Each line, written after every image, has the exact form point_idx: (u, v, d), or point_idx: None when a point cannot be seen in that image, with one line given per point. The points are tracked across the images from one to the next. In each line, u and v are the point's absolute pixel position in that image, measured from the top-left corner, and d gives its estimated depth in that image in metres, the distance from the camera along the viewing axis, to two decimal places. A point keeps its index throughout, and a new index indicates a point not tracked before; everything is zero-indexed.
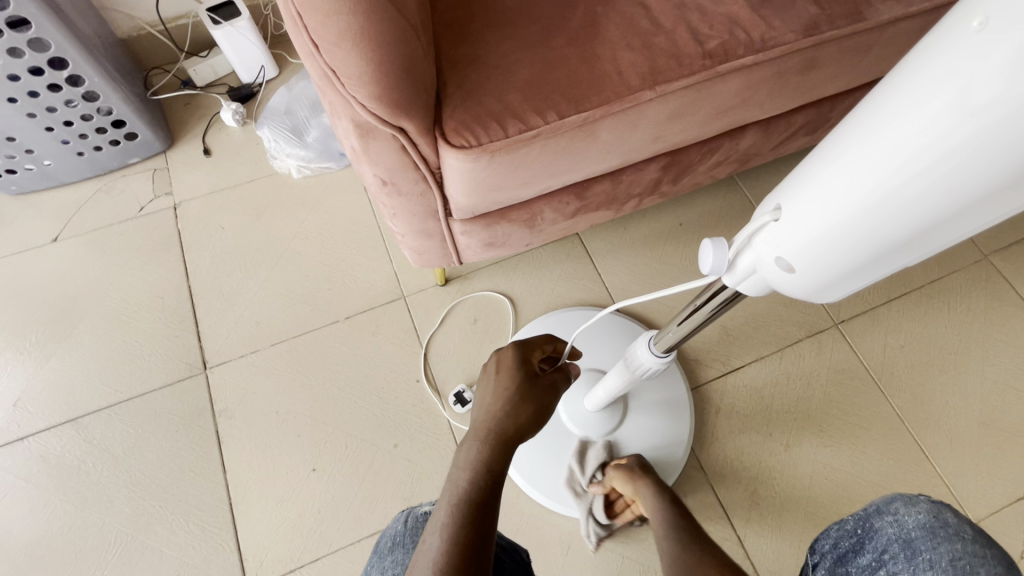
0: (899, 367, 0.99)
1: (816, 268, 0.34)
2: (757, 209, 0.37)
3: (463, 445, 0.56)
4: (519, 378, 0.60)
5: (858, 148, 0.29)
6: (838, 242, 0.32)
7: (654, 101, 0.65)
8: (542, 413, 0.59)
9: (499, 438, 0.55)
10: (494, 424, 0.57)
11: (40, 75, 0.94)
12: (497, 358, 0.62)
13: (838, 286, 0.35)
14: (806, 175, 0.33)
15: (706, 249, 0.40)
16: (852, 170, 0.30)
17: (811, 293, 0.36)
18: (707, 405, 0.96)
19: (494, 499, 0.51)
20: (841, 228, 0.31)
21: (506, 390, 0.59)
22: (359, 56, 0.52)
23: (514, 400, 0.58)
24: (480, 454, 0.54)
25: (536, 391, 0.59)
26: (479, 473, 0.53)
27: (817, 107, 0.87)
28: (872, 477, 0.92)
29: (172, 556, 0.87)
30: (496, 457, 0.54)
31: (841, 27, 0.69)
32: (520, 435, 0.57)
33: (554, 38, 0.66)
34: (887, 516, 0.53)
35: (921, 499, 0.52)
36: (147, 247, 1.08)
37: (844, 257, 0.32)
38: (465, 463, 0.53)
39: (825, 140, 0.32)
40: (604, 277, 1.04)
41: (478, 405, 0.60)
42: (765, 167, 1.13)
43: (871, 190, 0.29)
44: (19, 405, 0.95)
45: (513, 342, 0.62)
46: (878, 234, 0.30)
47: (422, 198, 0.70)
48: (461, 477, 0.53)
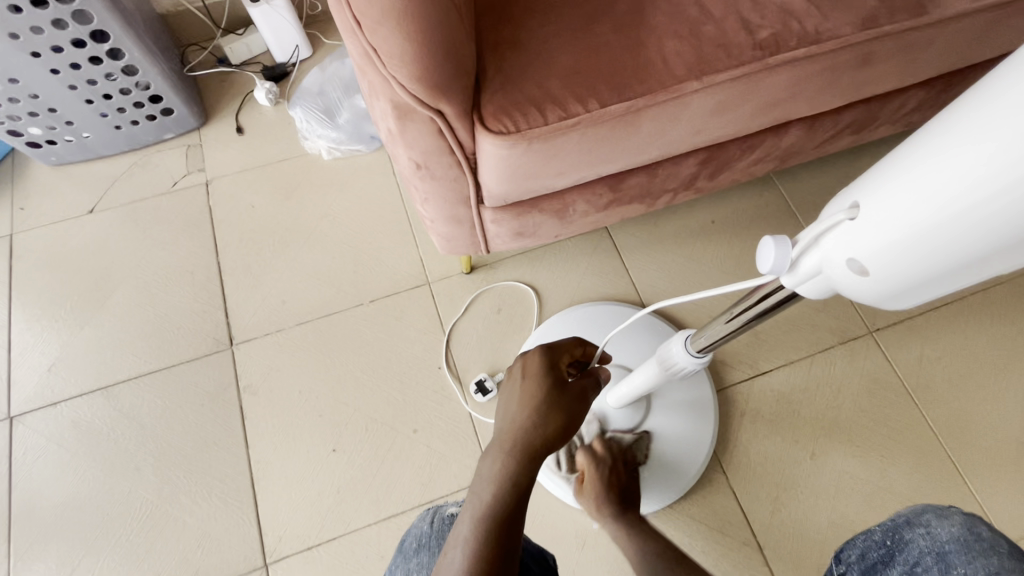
0: (935, 380, 0.95)
1: (886, 281, 0.30)
2: (831, 204, 0.32)
3: (488, 456, 0.55)
4: (548, 386, 0.58)
5: (952, 148, 0.25)
6: (924, 247, 0.27)
7: (700, 93, 0.63)
8: (570, 422, 0.57)
9: (524, 451, 0.54)
10: (521, 436, 0.55)
11: (82, 47, 0.96)
12: (522, 363, 0.60)
13: (918, 296, 0.31)
14: (887, 172, 0.29)
15: (766, 246, 0.35)
16: (938, 173, 0.26)
17: (883, 302, 0.32)
18: (732, 408, 0.94)
19: (520, 514, 0.51)
20: (917, 238, 0.27)
21: (534, 400, 0.57)
22: (401, 35, 0.51)
23: (541, 413, 0.56)
24: (506, 468, 0.53)
25: (564, 400, 0.57)
26: (504, 487, 0.52)
27: (865, 105, 0.84)
28: (900, 491, 0.89)
29: (194, 525, 0.88)
30: (521, 471, 0.53)
31: (901, 21, 0.65)
32: (547, 446, 0.56)
33: (598, 24, 0.64)
34: (919, 527, 0.51)
35: (954, 511, 0.50)
36: (179, 222, 1.10)
37: (917, 271, 0.28)
38: (490, 477, 0.53)
39: (916, 134, 0.28)
40: (631, 272, 1.02)
41: (503, 412, 0.58)
42: (804, 166, 1.10)
43: (955, 200, 0.25)
44: (53, 371, 0.98)
45: (539, 346, 0.60)
46: (956, 250, 0.26)
47: (455, 184, 0.69)
48: (485, 491, 0.52)
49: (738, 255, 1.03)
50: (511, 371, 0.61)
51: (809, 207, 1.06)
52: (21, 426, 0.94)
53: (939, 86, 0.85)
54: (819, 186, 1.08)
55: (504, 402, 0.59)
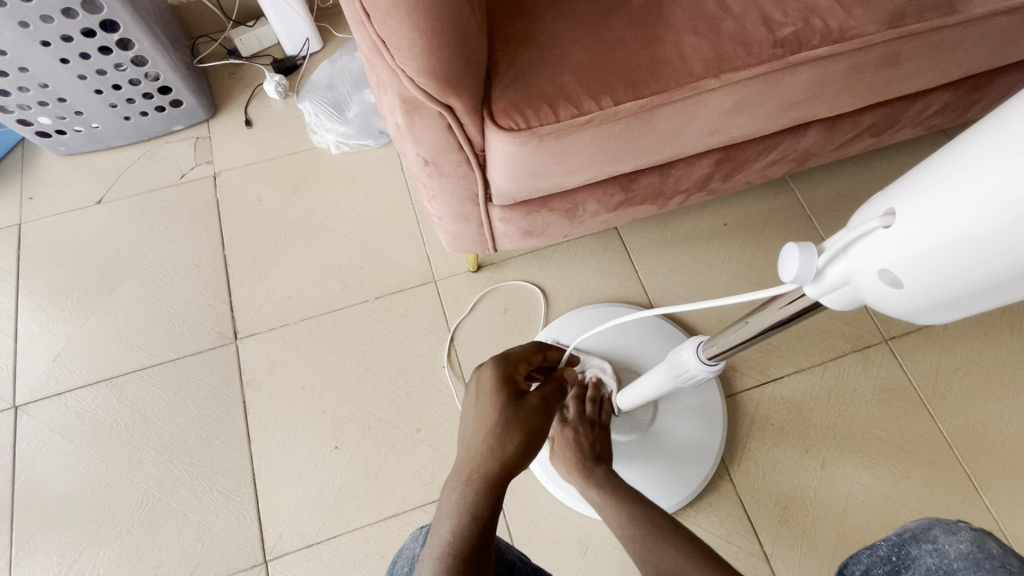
0: (952, 392, 0.93)
1: (920, 297, 0.26)
2: (865, 208, 0.28)
3: (448, 487, 0.52)
4: (503, 399, 0.57)
5: (1011, 150, 0.21)
6: (975, 260, 0.23)
7: (718, 91, 0.61)
8: (534, 438, 0.56)
9: (486, 474, 0.52)
10: (481, 459, 0.53)
11: (92, 37, 0.95)
12: (478, 381, 0.60)
13: (962, 313, 0.27)
14: (931, 176, 0.25)
15: (790, 254, 0.31)
16: (991, 178, 0.22)
17: (920, 317, 0.28)
18: (741, 415, 0.92)
19: (487, 547, 0.47)
20: (957, 253, 0.23)
21: (491, 417, 0.56)
22: (409, 26, 0.50)
23: (499, 431, 0.55)
24: (466, 498, 0.50)
25: (523, 415, 0.57)
26: (467, 519, 0.48)
27: (887, 107, 0.81)
28: (913, 505, 0.86)
29: (194, 520, 0.88)
30: (486, 498, 0.50)
31: (929, 19, 0.63)
32: (512, 467, 0.54)
33: (614, 19, 0.63)
34: (926, 544, 0.45)
35: (963, 527, 0.44)
36: (186, 214, 1.09)
37: (954, 289, 0.25)
38: (451, 510, 0.49)
39: (970, 133, 0.24)
40: (640, 274, 1.00)
41: (462, 437, 0.57)
42: (821, 169, 1.07)
43: (1007, 209, 0.21)
44: (58, 361, 0.98)
45: (493, 360, 0.61)
46: (1004, 267, 0.23)
47: (463, 181, 0.68)
48: (445, 527, 0.48)
49: (750, 258, 1.00)
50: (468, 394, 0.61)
51: (824, 211, 1.04)
52: (25, 415, 0.94)
53: (965, 88, 0.82)
54: (836, 190, 1.05)
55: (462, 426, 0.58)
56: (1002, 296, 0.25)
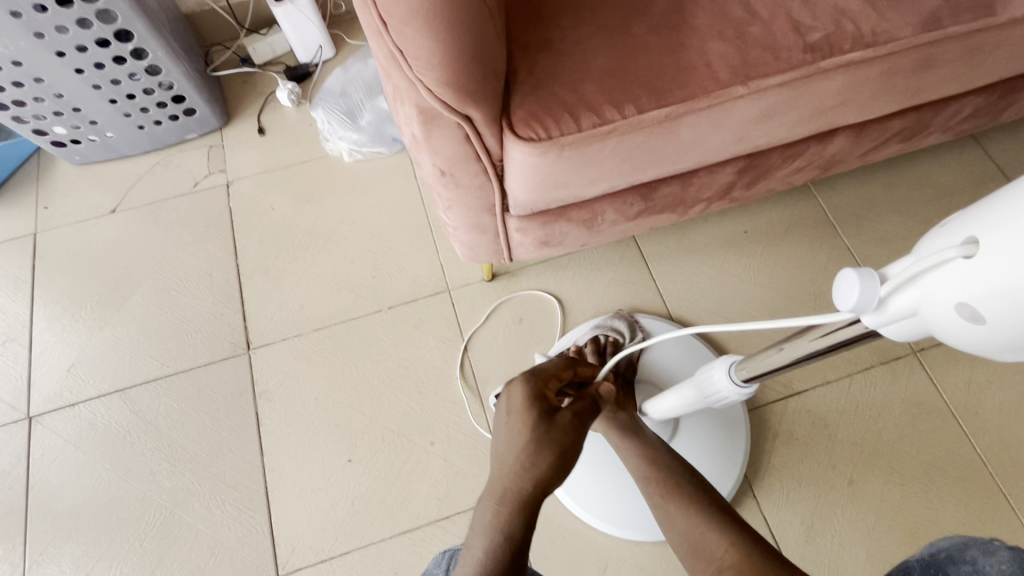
0: (985, 406, 0.89)
1: (1003, 336, 0.24)
2: (939, 237, 0.26)
3: (482, 506, 0.50)
4: (536, 415, 0.55)
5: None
6: None
7: (745, 98, 0.58)
8: (567, 457, 0.53)
9: (518, 494, 0.49)
10: (515, 479, 0.50)
11: (107, 46, 0.95)
12: (508, 398, 0.58)
13: None
14: (1017, 204, 0.23)
15: (847, 280, 0.29)
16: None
17: (996, 354, 0.25)
18: (764, 429, 0.90)
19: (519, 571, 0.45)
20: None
21: (522, 435, 0.53)
22: (428, 35, 0.48)
23: (531, 449, 0.52)
24: (500, 518, 0.48)
25: (554, 433, 0.54)
26: (499, 541, 0.46)
27: (917, 112, 0.79)
28: (945, 524, 0.83)
29: (207, 534, 0.87)
30: (519, 520, 0.48)
31: (967, 21, 0.60)
32: (546, 487, 0.51)
33: (636, 25, 0.61)
34: (965, 566, 0.40)
35: (1002, 545, 0.40)
36: (200, 223, 1.09)
37: None
38: (483, 530, 0.47)
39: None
40: (659, 283, 0.98)
41: (494, 455, 0.54)
42: (844, 176, 1.04)
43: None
44: (72, 372, 0.98)
45: (523, 376, 0.59)
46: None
47: (480, 191, 0.66)
48: (478, 548, 0.46)
49: (773, 267, 0.98)
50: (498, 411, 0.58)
51: (849, 218, 1.00)
52: (39, 426, 0.94)
53: (998, 92, 0.79)
54: (860, 197, 1.02)
55: (493, 444, 0.56)
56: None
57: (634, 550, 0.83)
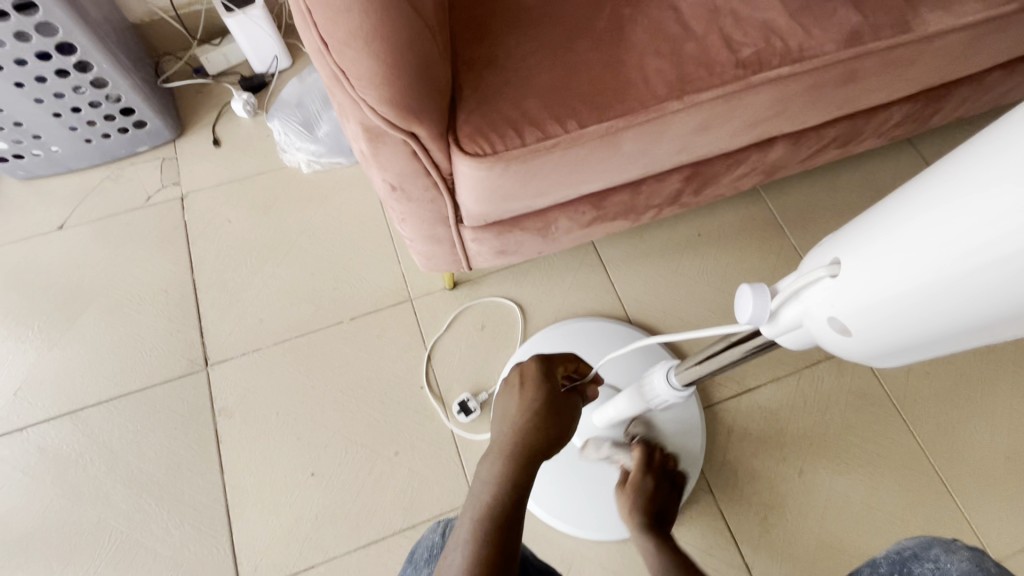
0: (923, 395, 0.94)
1: (868, 342, 0.27)
2: (814, 256, 0.29)
3: (488, 460, 0.57)
4: (542, 393, 0.59)
5: (943, 207, 0.22)
6: (914, 311, 0.24)
7: (682, 112, 0.61)
8: (568, 429, 0.60)
9: (524, 453, 0.56)
10: (522, 440, 0.57)
11: (48, 59, 0.92)
12: (520, 371, 0.62)
13: (902, 355, 0.27)
14: (873, 225, 0.26)
15: (743, 295, 0.32)
16: (932, 232, 0.23)
17: (868, 359, 0.29)
18: (719, 426, 0.93)
19: (517, 518, 0.52)
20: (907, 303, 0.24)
21: (529, 406, 0.59)
22: (370, 55, 0.49)
23: (535, 419, 0.58)
24: (504, 471, 0.54)
25: (561, 407, 0.60)
26: (502, 488, 0.53)
27: (850, 120, 0.83)
28: (888, 509, 0.88)
29: (166, 555, 0.85)
30: (522, 475, 0.55)
31: (885, 38, 0.64)
32: (544, 453, 0.57)
33: (577, 42, 0.63)
34: (928, 563, 0.43)
35: (963, 546, 0.43)
36: (153, 238, 1.06)
37: (897, 337, 0.26)
38: (489, 479, 0.54)
39: (907, 186, 0.25)
40: (617, 288, 1.01)
41: (501, 419, 0.60)
42: (790, 179, 1.09)
43: (949, 264, 0.22)
44: (19, 395, 0.94)
45: (537, 355, 0.61)
46: (950, 315, 0.23)
47: (432, 204, 0.67)
48: (484, 493, 0.53)
49: (724, 269, 1.01)
50: (509, 380, 0.63)
51: (795, 220, 1.05)
52: None
53: (923, 100, 0.84)
54: (805, 199, 1.07)
55: (501, 410, 0.61)
56: (957, 344, 0.26)
57: (597, 550, 0.85)
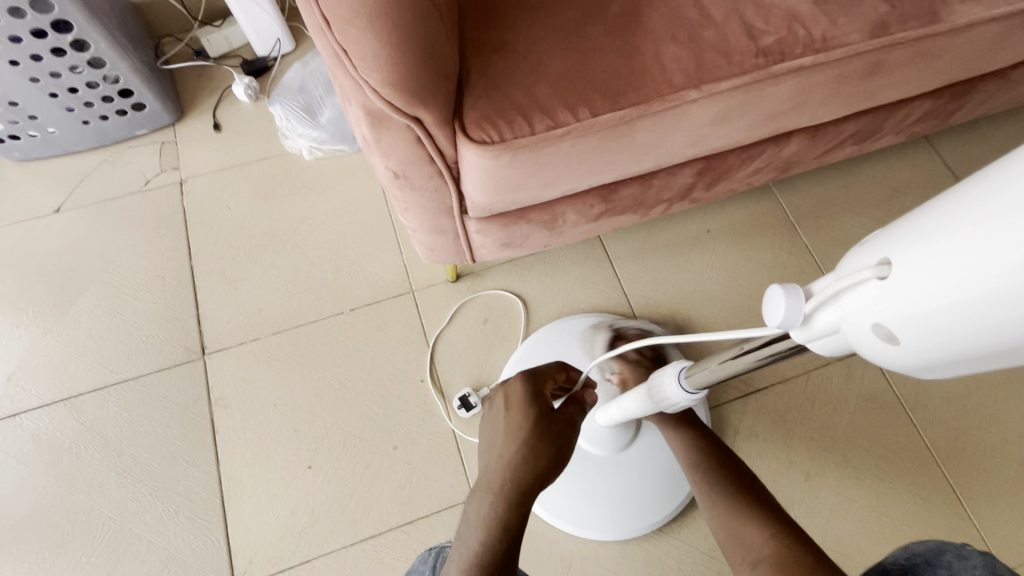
0: (934, 399, 0.92)
1: (915, 353, 0.25)
2: (858, 257, 0.27)
3: (477, 497, 0.54)
4: (533, 415, 0.57)
5: (1016, 206, 0.20)
6: (973, 321, 0.22)
7: (699, 102, 0.58)
8: (562, 452, 0.56)
9: (514, 491, 0.53)
10: (510, 471, 0.54)
11: (44, 37, 0.90)
12: (506, 394, 0.60)
13: (952, 368, 0.25)
14: (922, 227, 0.24)
15: (775, 296, 0.30)
16: (1003, 233, 0.20)
17: (912, 370, 0.26)
18: (726, 427, 0.91)
19: (509, 560, 0.50)
20: (951, 316, 0.22)
21: (519, 431, 0.56)
22: (373, 34, 0.46)
23: (528, 446, 0.55)
24: (494, 510, 0.52)
25: (552, 428, 0.57)
26: (493, 532, 0.51)
27: (870, 115, 0.80)
28: (896, 516, 0.86)
29: (159, 547, 0.84)
30: (514, 512, 0.52)
31: (912, 29, 0.61)
32: (537, 485, 0.54)
33: (591, 26, 0.60)
34: (941, 570, 0.42)
35: (975, 551, 0.41)
36: (151, 223, 1.04)
37: (951, 349, 0.23)
38: (479, 522, 0.52)
39: (961, 187, 0.23)
40: (623, 284, 0.98)
41: (490, 448, 0.58)
42: (803, 176, 1.06)
43: (1017, 271, 0.20)
44: (13, 380, 0.93)
45: (520, 373, 0.60)
46: (1014, 330, 0.21)
47: (436, 193, 0.65)
48: (474, 537, 0.51)
49: (732, 266, 0.99)
50: (496, 402, 0.61)
51: (808, 218, 1.02)
52: None
53: (946, 96, 0.81)
54: (819, 196, 1.04)
55: (490, 435, 0.59)
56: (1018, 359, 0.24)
57: (597, 549, 0.84)
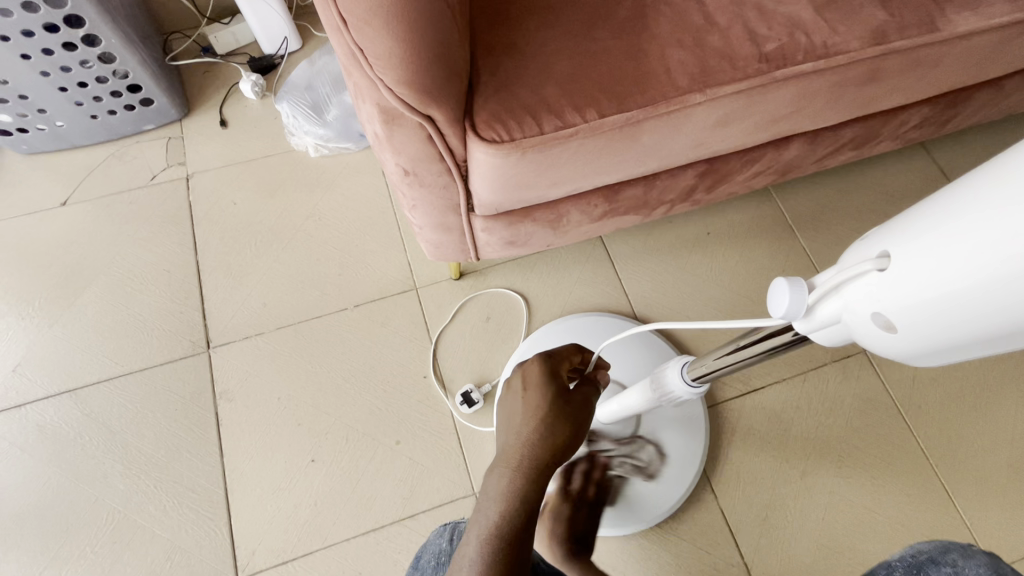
0: (928, 401, 0.94)
1: (913, 340, 0.26)
2: (860, 251, 0.29)
3: (495, 473, 0.55)
4: (550, 394, 0.58)
5: (1006, 201, 0.22)
6: (966, 309, 0.23)
7: (703, 105, 0.60)
8: (577, 431, 0.58)
9: (532, 468, 0.54)
10: (528, 448, 0.55)
11: (55, 32, 0.90)
12: (523, 375, 0.61)
13: (947, 355, 0.27)
14: (921, 221, 0.25)
15: (779, 288, 0.32)
16: (994, 226, 0.22)
17: (910, 357, 0.28)
18: (724, 425, 0.92)
19: (527, 534, 0.51)
20: (948, 303, 0.24)
21: (537, 410, 0.57)
22: (389, 34, 0.48)
23: (546, 424, 0.56)
24: (513, 485, 0.53)
25: (569, 408, 0.58)
26: (511, 507, 0.52)
27: (868, 120, 0.82)
28: (890, 514, 0.87)
29: (163, 537, 0.85)
30: (531, 488, 0.53)
31: (910, 37, 0.63)
32: (554, 462, 0.56)
33: (598, 30, 0.62)
34: (946, 567, 0.43)
35: (981, 552, 0.43)
36: (158, 217, 1.05)
37: (945, 335, 0.25)
38: (497, 496, 0.53)
39: (958, 183, 0.25)
40: (624, 284, 1.00)
41: (507, 426, 0.59)
42: (801, 180, 1.08)
43: (1006, 261, 0.21)
44: (18, 371, 0.93)
45: (538, 354, 0.61)
46: (1003, 316, 0.22)
47: (445, 191, 0.66)
48: (492, 510, 0.52)
49: (733, 268, 1.01)
50: (513, 383, 0.62)
51: (806, 221, 1.04)
52: None
53: (943, 103, 0.83)
54: (817, 201, 1.06)
55: (507, 414, 0.60)
56: (1009, 346, 0.25)
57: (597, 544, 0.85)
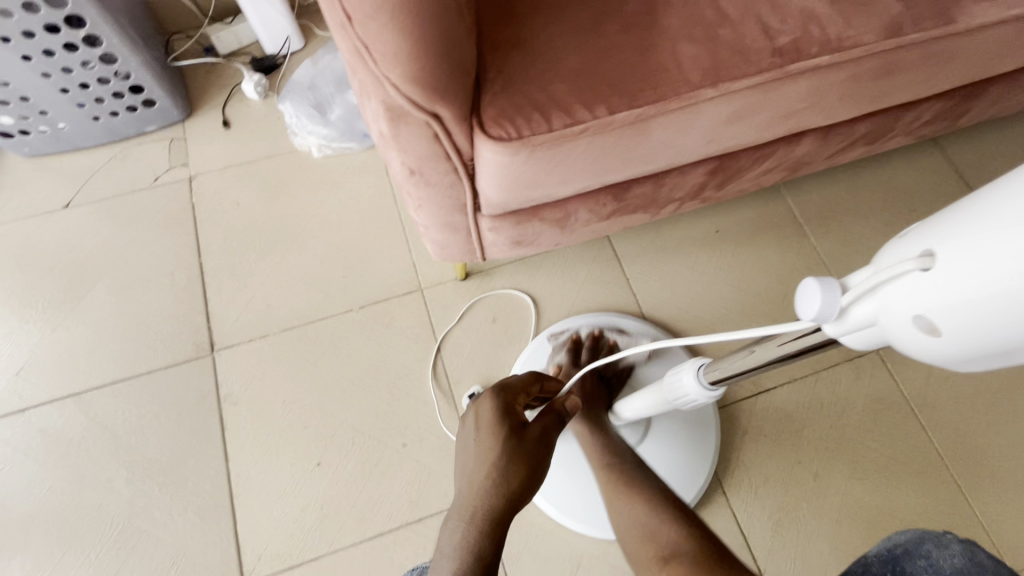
0: (943, 401, 0.92)
1: (957, 344, 0.25)
2: (899, 250, 0.27)
3: (449, 526, 0.52)
4: (504, 430, 0.56)
5: None
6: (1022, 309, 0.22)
7: (715, 100, 0.59)
8: (535, 469, 0.55)
9: (489, 514, 0.51)
10: (483, 493, 0.52)
11: (56, 33, 0.90)
12: (476, 413, 0.59)
13: (993, 359, 0.25)
14: (970, 218, 0.24)
15: (810, 289, 0.30)
16: None
17: (953, 361, 0.26)
18: (735, 426, 0.91)
19: None
20: (987, 309, 0.23)
21: (490, 450, 0.54)
22: (395, 30, 0.46)
23: (500, 465, 0.53)
24: (469, 536, 0.49)
25: (525, 444, 0.55)
26: (467, 562, 0.48)
27: (881, 115, 0.80)
28: (904, 515, 0.86)
29: (168, 542, 0.84)
30: (489, 540, 0.50)
31: (927, 29, 0.61)
32: (512, 506, 0.52)
33: (607, 25, 0.60)
34: (921, 559, 0.41)
35: (953, 539, 0.42)
36: (161, 219, 1.04)
37: (994, 338, 0.23)
38: (452, 551, 0.49)
39: (1010, 177, 0.23)
40: (632, 283, 0.98)
41: (462, 470, 0.56)
42: (812, 176, 1.06)
43: None
44: (21, 375, 0.93)
45: (490, 390, 0.60)
46: None
47: (451, 190, 0.65)
48: (446, 567, 0.49)
49: (742, 268, 0.99)
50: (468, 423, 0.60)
51: (817, 219, 1.03)
52: None
53: (957, 98, 0.81)
54: (828, 198, 1.04)
55: (461, 457, 0.57)
56: None
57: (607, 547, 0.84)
